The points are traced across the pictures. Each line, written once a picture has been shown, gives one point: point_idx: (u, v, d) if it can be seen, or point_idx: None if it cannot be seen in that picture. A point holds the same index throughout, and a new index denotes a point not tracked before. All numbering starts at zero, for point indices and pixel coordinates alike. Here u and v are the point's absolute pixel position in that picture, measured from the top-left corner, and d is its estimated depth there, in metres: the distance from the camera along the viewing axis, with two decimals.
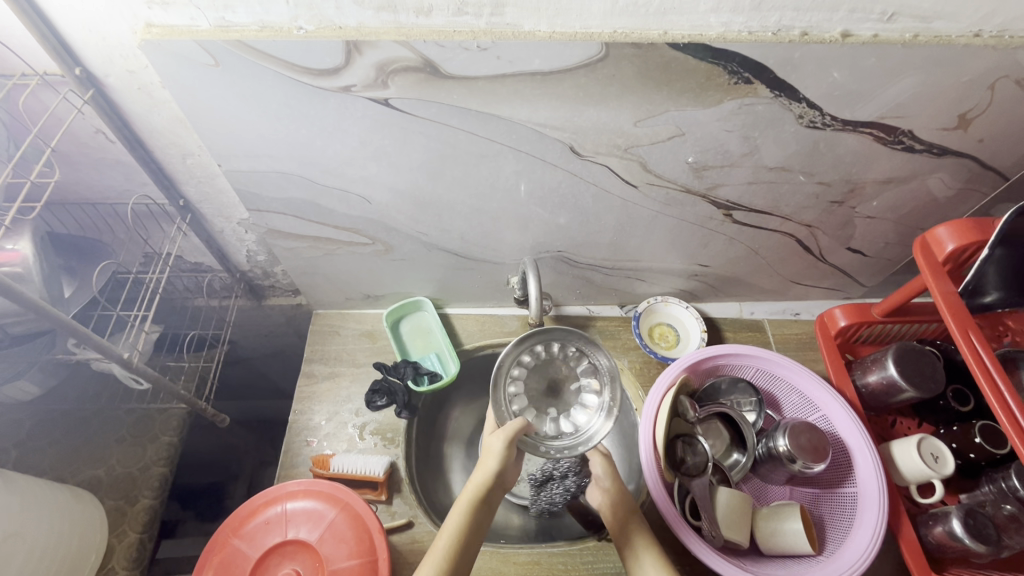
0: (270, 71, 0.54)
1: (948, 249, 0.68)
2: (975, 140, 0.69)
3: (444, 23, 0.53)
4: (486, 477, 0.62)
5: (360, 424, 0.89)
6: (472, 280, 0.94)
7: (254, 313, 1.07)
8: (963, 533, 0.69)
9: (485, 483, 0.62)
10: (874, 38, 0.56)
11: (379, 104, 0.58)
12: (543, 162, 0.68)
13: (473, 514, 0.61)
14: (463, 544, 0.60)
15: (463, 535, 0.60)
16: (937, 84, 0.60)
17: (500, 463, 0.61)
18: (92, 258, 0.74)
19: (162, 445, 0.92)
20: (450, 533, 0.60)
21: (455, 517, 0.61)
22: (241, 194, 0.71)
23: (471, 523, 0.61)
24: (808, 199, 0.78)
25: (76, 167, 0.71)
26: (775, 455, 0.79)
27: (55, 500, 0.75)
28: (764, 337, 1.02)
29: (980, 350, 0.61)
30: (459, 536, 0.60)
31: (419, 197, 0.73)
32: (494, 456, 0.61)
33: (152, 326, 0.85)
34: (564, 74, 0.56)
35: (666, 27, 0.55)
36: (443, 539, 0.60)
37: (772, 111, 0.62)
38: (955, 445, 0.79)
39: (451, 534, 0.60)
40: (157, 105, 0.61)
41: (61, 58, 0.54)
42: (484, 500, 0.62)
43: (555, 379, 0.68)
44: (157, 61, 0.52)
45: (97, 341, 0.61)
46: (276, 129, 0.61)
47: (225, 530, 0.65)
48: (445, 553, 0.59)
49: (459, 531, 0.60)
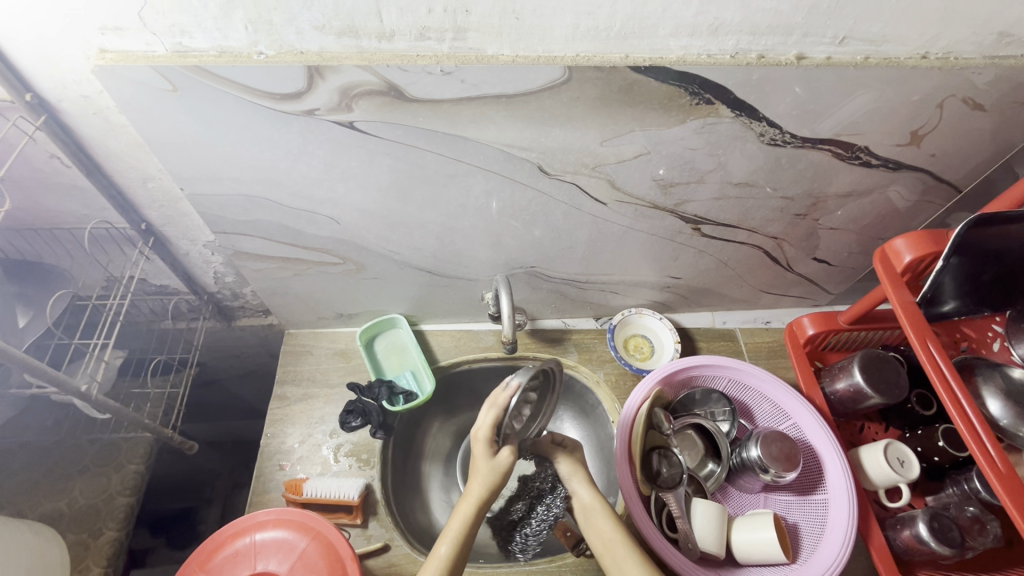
0: (231, 97, 0.53)
1: (906, 260, 0.70)
2: (928, 154, 0.71)
3: (406, 47, 0.53)
4: (488, 489, 0.65)
5: (335, 445, 0.87)
6: (447, 297, 0.93)
7: (223, 334, 1.04)
8: (928, 537, 0.71)
9: (485, 492, 0.65)
10: (827, 60, 0.58)
11: (344, 127, 0.57)
12: (511, 181, 0.68)
13: (472, 518, 0.64)
14: (462, 547, 0.63)
15: (461, 540, 0.63)
16: (889, 103, 0.62)
17: (508, 473, 0.65)
18: (49, 286, 0.71)
19: (129, 473, 0.89)
20: (449, 541, 0.62)
21: (455, 523, 0.64)
22: (205, 218, 0.69)
23: (470, 528, 0.64)
24: (772, 213, 0.80)
25: (31, 192, 0.68)
26: (749, 465, 0.80)
27: (9, 537, 0.71)
28: (737, 346, 1.04)
29: (936, 357, 0.64)
30: (457, 542, 0.62)
31: (388, 217, 0.72)
32: (495, 471, 0.65)
33: (115, 353, 0.83)
34: (529, 96, 0.56)
35: (628, 50, 0.56)
36: (444, 543, 0.62)
37: (733, 130, 0.63)
38: (920, 448, 0.82)
39: (451, 539, 0.62)
40: (114, 130, 0.60)
41: (8, 82, 0.53)
42: (483, 504, 0.65)
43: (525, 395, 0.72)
44: (114, 88, 0.51)
45: (52, 374, 0.59)
46: (239, 152, 0.60)
47: (192, 565, 0.63)
48: (445, 558, 0.61)
49: (458, 538, 0.63)
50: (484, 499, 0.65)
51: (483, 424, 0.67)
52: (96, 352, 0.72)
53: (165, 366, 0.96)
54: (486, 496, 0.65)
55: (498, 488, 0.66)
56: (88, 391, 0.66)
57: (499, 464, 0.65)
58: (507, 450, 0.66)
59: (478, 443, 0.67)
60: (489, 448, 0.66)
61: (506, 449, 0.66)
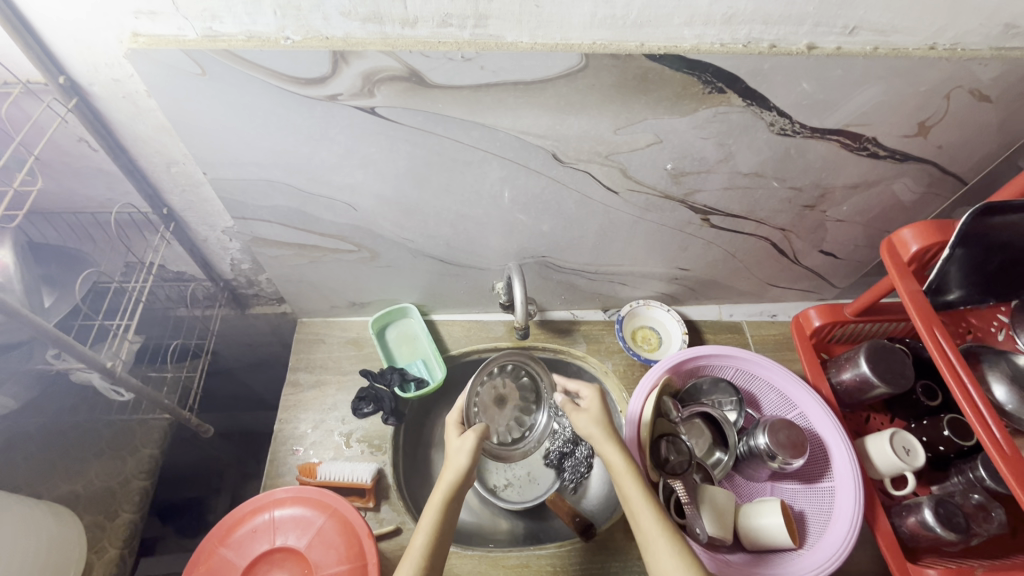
0: (257, 81, 0.55)
1: (913, 250, 0.71)
2: (935, 147, 0.73)
3: (428, 34, 0.55)
4: (454, 473, 0.65)
5: (346, 432, 0.89)
6: (458, 286, 0.95)
7: (238, 322, 1.06)
8: (934, 523, 0.72)
9: (456, 477, 0.65)
10: (838, 50, 0.59)
11: (365, 113, 0.59)
12: (526, 169, 0.69)
13: (445, 507, 0.64)
14: (440, 538, 0.62)
15: (438, 531, 0.62)
16: (896, 94, 0.64)
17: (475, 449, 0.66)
18: (74, 269, 0.73)
19: (144, 457, 0.90)
20: (426, 531, 0.62)
21: (430, 515, 0.63)
22: (226, 203, 0.71)
23: (445, 518, 0.63)
24: (781, 204, 0.81)
25: (59, 176, 0.70)
26: (756, 452, 0.81)
27: (32, 515, 0.73)
28: (743, 338, 1.05)
29: (944, 344, 0.65)
30: (434, 533, 0.62)
31: (404, 204, 0.74)
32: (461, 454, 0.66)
33: (135, 336, 0.85)
34: (546, 84, 0.58)
35: (643, 38, 0.57)
36: (418, 537, 0.62)
37: (744, 119, 0.65)
38: (926, 438, 0.82)
39: (427, 532, 0.62)
40: (142, 113, 0.61)
41: (44, 65, 0.54)
42: (456, 493, 0.65)
43: (499, 395, 0.79)
44: (146, 70, 0.53)
45: (80, 350, 0.61)
46: (262, 137, 0.61)
47: (211, 540, 0.65)
48: (421, 553, 0.60)
49: (435, 527, 0.62)
50: (455, 486, 0.65)
51: (456, 406, 0.73)
52: (118, 333, 0.73)
53: (180, 352, 0.98)
54: (457, 480, 0.64)
55: (467, 472, 0.65)
56: (112, 368, 0.68)
57: (467, 440, 0.67)
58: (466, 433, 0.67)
59: (450, 429, 0.71)
60: (460, 431, 0.71)
61: (468, 432, 0.68)
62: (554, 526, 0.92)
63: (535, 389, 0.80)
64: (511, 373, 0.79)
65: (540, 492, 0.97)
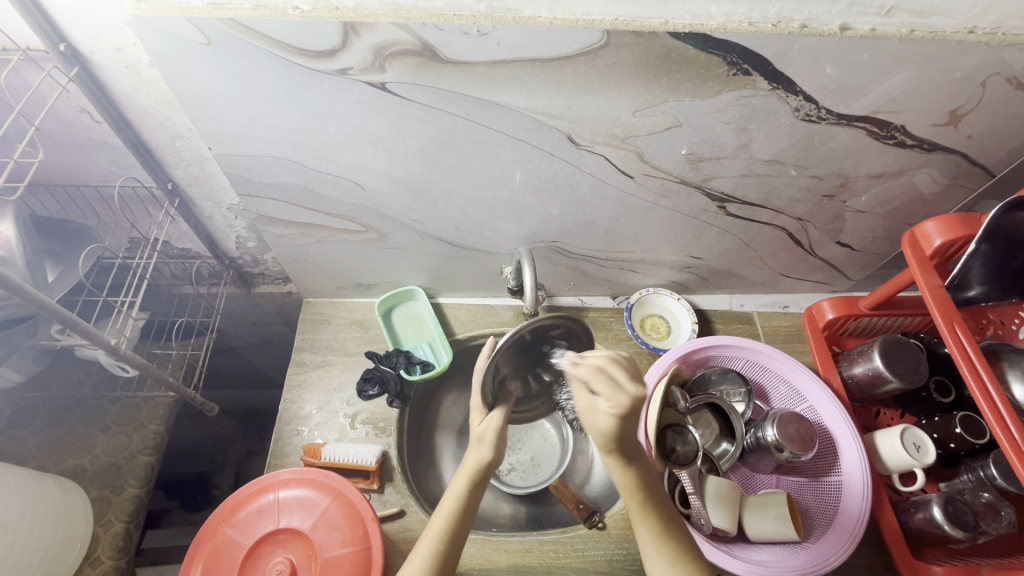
0: (264, 52, 0.53)
1: (935, 244, 0.69)
2: (964, 136, 0.70)
3: (443, 5, 0.52)
4: (477, 460, 0.64)
5: (351, 413, 0.88)
6: (466, 269, 0.93)
7: (244, 301, 1.05)
8: (942, 520, 0.72)
9: (477, 466, 0.64)
10: (872, 32, 0.56)
11: (375, 88, 0.57)
12: (539, 151, 0.67)
13: (467, 494, 0.63)
14: (459, 522, 0.63)
15: (458, 513, 0.63)
16: (928, 81, 0.61)
17: (500, 434, 0.64)
18: (77, 243, 0.72)
19: (149, 433, 0.90)
20: (446, 512, 0.63)
21: (451, 496, 0.64)
22: (231, 178, 0.69)
23: (466, 504, 0.63)
24: (800, 192, 0.78)
25: (62, 148, 0.69)
26: (763, 444, 0.80)
27: (38, 488, 0.73)
28: (753, 329, 1.03)
29: (964, 342, 0.63)
30: (453, 518, 0.62)
31: (413, 184, 0.72)
32: (481, 441, 0.64)
33: (139, 313, 0.84)
34: (564, 62, 0.56)
35: (668, 15, 0.54)
36: (439, 518, 0.63)
37: (768, 103, 0.62)
38: (936, 435, 0.81)
39: (447, 514, 0.62)
40: (146, 85, 0.60)
41: (41, 29, 0.53)
42: (481, 476, 0.64)
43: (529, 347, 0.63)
44: (149, 38, 0.51)
45: (83, 327, 0.60)
46: (267, 112, 0.59)
47: (215, 520, 0.65)
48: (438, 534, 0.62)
49: (454, 513, 0.63)
50: (477, 474, 0.64)
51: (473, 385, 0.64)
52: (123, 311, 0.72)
53: (185, 329, 0.97)
54: (479, 466, 0.64)
55: (492, 463, 0.64)
56: (116, 346, 0.67)
57: (493, 421, 0.64)
58: (492, 416, 0.65)
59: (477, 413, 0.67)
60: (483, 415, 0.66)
61: (494, 417, 0.64)
62: (557, 511, 0.92)
63: (560, 333, 0.63)
64: (528, 334, 0.59)
65: (544, 478, 0.97)
